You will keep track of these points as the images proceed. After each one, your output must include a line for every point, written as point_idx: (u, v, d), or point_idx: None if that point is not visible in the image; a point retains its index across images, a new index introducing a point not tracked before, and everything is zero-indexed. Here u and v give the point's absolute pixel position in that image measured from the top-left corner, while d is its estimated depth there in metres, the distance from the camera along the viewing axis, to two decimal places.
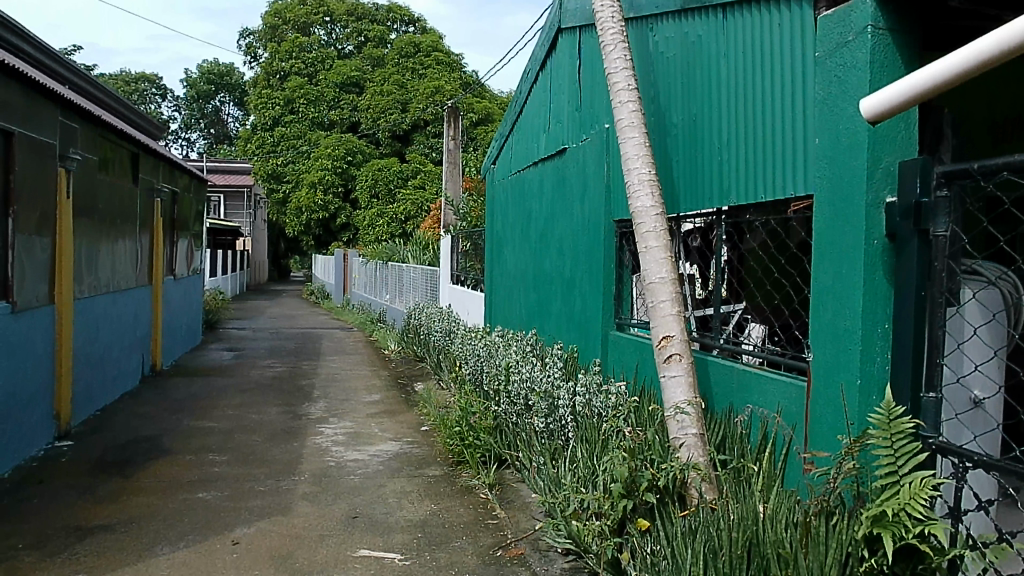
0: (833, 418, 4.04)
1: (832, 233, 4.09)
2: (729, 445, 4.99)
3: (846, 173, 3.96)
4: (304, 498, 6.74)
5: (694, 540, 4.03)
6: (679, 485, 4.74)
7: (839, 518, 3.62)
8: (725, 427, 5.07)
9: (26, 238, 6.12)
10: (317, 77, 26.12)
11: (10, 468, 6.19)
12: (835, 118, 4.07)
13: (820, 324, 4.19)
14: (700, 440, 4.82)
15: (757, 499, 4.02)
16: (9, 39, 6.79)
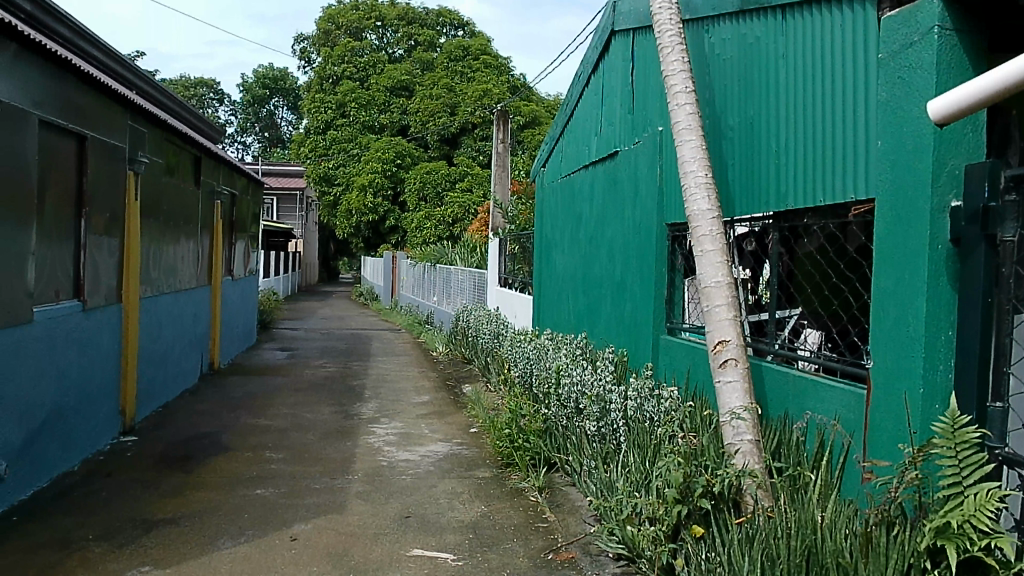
0: (894, 426, 3.94)
1: (894, 237, 3.99)
2: (785, 452, 4.89)
3: (909, 177, 3.86)
4: (358, 496, 6.81)
5: (751, 548, 3.97)
6: (734, 492, 4.62)
7: (900, 529, 3.49)
8: (781, 434, 4.97)
9: (97, 240, 6.31)
10: (369, 81, 26.43)
11: (78, 461, 6.37)
12: (898, 121, 3.98)
13: (880, 330, 4.08)
14: (757, 446, 4.74)
15: (815, 507, 3.93)
16: (82, 46, 7.00)
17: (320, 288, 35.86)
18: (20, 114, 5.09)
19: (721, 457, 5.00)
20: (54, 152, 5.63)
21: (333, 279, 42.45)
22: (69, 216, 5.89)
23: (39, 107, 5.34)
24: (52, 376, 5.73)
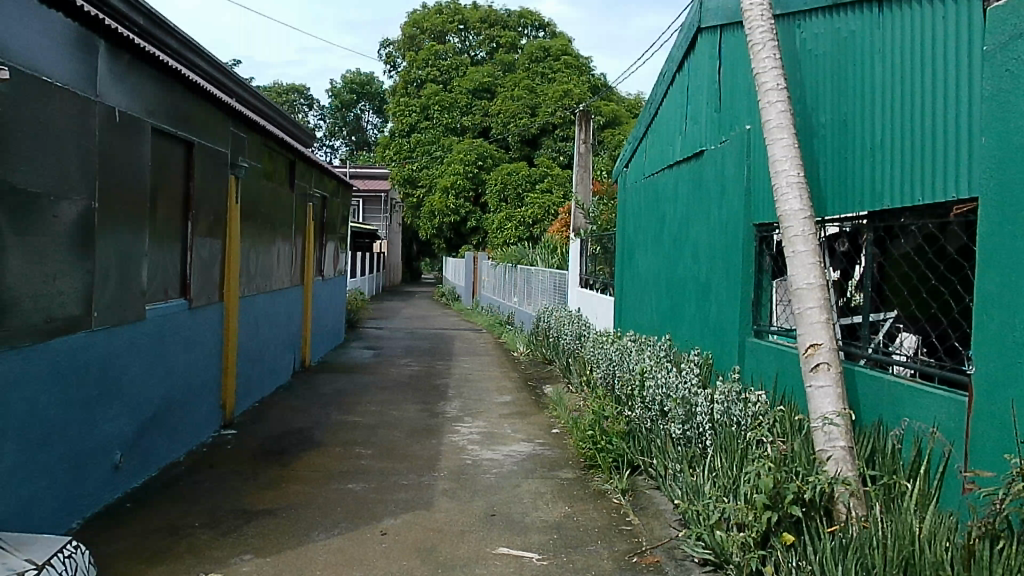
0: (998, 436, 3.75)
1: (1000, 239, 3.80)
2: (880, 460, 4.71)
3: (1018, 174, 3.68)
4: (444, 493, 6.92)
5: (845, 558, 3.87)
6: (827, 500, 4.48)
7: (1006, 544, 3.33)
8: (876, 441, 4.78)
9: (201, 242, 6.61)
10: (452, 84, 26.77)
11: (184, 453, 6.70)
12: (1005, 116, 3.80)
13: (983, 335, 3.90)
14: (850, 453, 4.59)
15: (912, 517, 3.80)
16: (188, 56, 7.36)
17: (403, 287, 36.56)
18: (135, 123, 5.39)
19: (813, 464, 4.86)
20: (164, 158, 5.93)
21: (415, 279, 43.18)
22: (178, 219, 6.20)
23: (151, 116, 5.63)
24: (162, 371, 6.05)
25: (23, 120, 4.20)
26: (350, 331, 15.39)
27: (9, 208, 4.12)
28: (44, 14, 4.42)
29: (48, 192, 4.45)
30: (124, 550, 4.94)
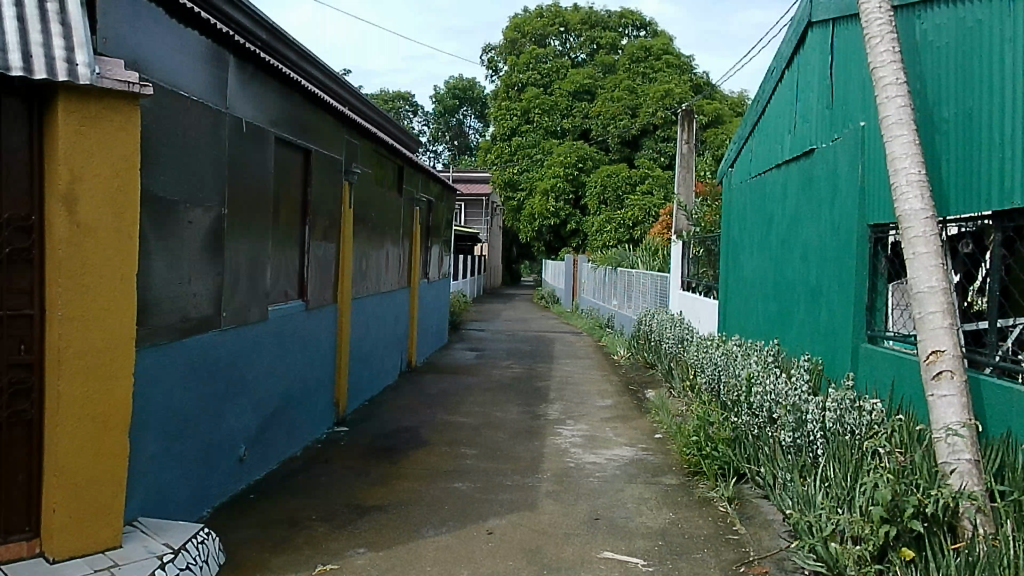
0: None
1: None
2: (1009, 475, 4.42)
3: None
4: (548, 496, 6.94)
5: None
6: (950, 514, 4.26)
7: None
8: (1006, 456, 4.47)
9: (318, 246, 6.89)
10: (552, 87, 26.82)
11: (300, 448, 6.99)
12: None
13: None
14: (977, 467, 4.33)
15: None
16: (306, 68, 7.66)
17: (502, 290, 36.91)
18: (260, 132, 5.67)
19: (935, 477, 4.60)
20: (285, 166, 6.21)
21: (514, 281, 43.51)
22: (296, 223, 6.47)
23: (274, 125, 5.91)
24: (281, 369, 6.32)
25: (165, 132, 4.50)
26: (453, 332, 15.68)
27: (152, 214, 4.43)
28: (181, 31, 4.71)
29: (185, 199, 4.75)
30: (248, 538, 5.19)
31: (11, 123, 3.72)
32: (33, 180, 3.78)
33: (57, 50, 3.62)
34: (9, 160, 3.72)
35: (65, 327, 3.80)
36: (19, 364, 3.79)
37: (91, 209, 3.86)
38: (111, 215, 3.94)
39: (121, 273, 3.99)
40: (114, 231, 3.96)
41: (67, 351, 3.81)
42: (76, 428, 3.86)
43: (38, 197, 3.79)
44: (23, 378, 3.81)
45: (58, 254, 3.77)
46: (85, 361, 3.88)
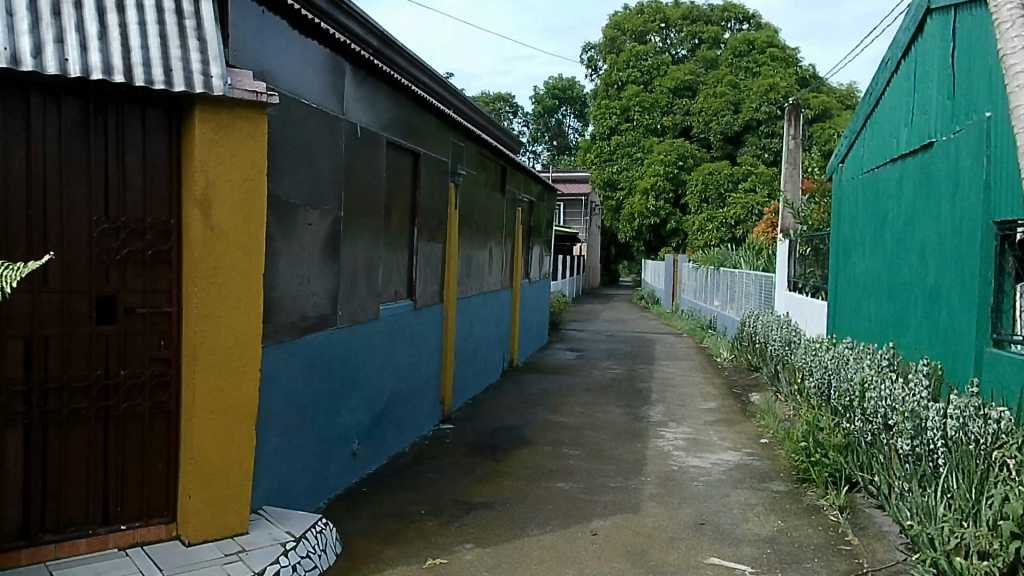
0: None
1: None
2: None
3: None
4: (652, 498, 6.87)
5: None
6: None
7: None
8: None
9: (426, 246, 7.05)
10: (653, 84, 26.34)
11: (408, 444, 7.18)
12: None
13: None
14: None
15: None
16: (415, 73, 7.85)
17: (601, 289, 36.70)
18: (372, 138, 5.86)
19: None
20: (396, 169, 6.39)
21: (613, 281, 43.16)
22: (406, 225, 6.65)
23: (386, 130, 6.09)
24: (391, 367, 6.50)
25: (288, 139, 4.71)
26: (553, 333, 15.72)
27: (275, 218, 4.64)
28: (302, 42, 4.92)
29: (305, 203, 4.96)
30: (363, 529, 5.37)
31: (153, 133, 3.97)
32: (172, 186, 4.03)
33: (195, 63, 3.84)
34: (151, 168, 3.97)
35: (200, 324, 4.02)
36: (159, 359, 4.05)
37: (223, 213, 4.07)
38: (240, 219, 4.14)
39: (249, 273, 4.19)
40: (244, 234, 4.17)
41: (202, 348, 4.04)
42: (209, 420, 4.09)
43: (177, 202, 4.03)
44: (162, 372, 4.07)
45: (194, 256, 3.99)
46: (218, 356, 4.10)
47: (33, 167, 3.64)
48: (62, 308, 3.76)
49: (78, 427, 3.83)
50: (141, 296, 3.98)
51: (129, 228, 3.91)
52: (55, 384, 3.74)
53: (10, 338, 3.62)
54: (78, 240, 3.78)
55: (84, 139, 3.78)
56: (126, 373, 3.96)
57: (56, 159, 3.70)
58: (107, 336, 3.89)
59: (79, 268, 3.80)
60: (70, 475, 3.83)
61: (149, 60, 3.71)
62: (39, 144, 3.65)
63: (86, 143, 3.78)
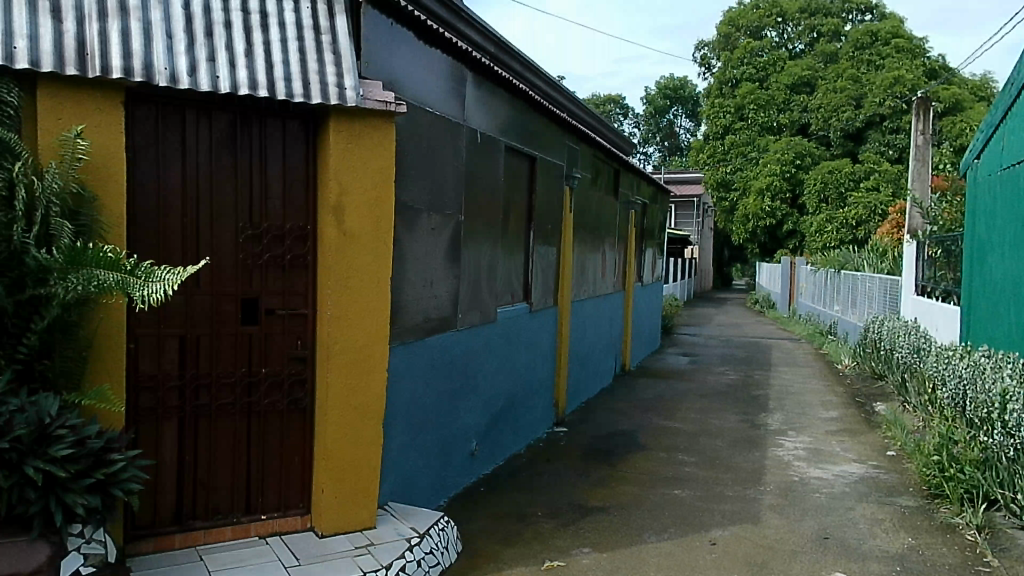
0: None
1: None
2: None
3: None
4: (771, 509, 6.64)
5: None
6: None
7: None
8: None
9: (541, 249, 7.11)
10: (769, 80, 25.49)
11: (523, 446, 7.25)
12: None
13: None
14: None
15: None
16: (530, 79, 7.88)
17: (713, 293, 35.80)
18: (492, 143, 5.97)
19: None
20: (513, 173, 6.47)
21: (726, 285, 42.03)
22: (522, 228, 6.72)
23: (505, 135, 6.19)
24: (508, 369, 6.59)
25: (413, 145, 4.86)
26: (665, 337, 15.48)
27: (402, 222, 4.79)
28: (426, 51, 5.06)
29: (429, 208, 5.10)
30: (482, 528, 5.47)
31: (292, 143, 4.18)
32: (308, 194, 4.24)
33: (329, 77, 4.00)
34: (290, 177, 4.18)
35: (334, 326, 4.20)
36: (296, 358, 4.26)
37: (355, 219, 4.23)
38: (371, 224, 4.30)
39: (379, 277, 4.34)
40: (373, 238, 4.32)
41: (335, 348, 4.22)
42: (342, 418, 4.26)
43: (313, 209, 4.23)
44: (299, 371, 4.28)
45: (329, 260, 4.18)
46: (350, 357, 4.27)
47: (188, 178, 3.91)
48: (211, 309, 4.02)
49: (225, 421, 4.08)
50: (281, 299, 4.20)
51: (270, 234, 4.13)
52: (205, 380, 4.00)
53: (167, 336, 3.91)
54: (226, 245, 4.03)
55: (231, 151, 4.02)
56: (267, 371, 4.18)
57: (207, 169, 3.96)
58: (251, 336, 4.12)
59: (226, 272, 4.05)
60: (218, 466, 4.09)
61: (290, 74, 3.90)
62: (192, 156, 3.91)
63: (233, 154, 4.02)
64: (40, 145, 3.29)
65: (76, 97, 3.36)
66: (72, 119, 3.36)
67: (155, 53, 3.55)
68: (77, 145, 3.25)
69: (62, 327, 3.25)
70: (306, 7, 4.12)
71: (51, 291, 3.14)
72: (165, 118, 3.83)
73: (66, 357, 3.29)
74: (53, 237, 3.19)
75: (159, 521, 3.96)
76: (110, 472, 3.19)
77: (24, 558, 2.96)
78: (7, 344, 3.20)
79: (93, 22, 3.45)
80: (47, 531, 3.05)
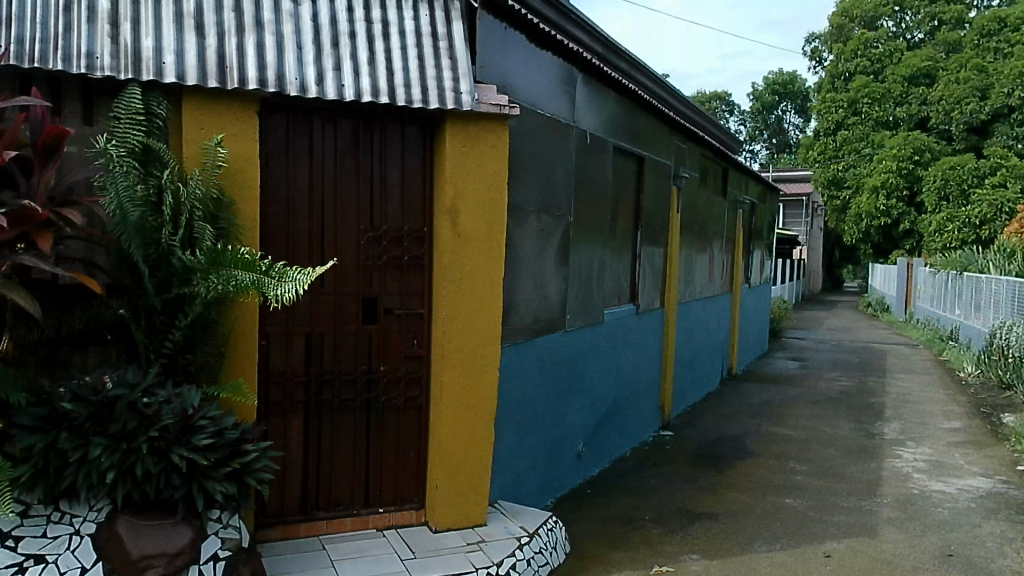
0: None
1: None
2: None
3: None
4: (889, 523, 6.32)
5: None
6: None
7: None
8: None
9: (648, 250, 7.07)
10: (884, 73, 24.44)
11: (629, 448, 7.21)
12: None
13: None
14: None
15: None
16: (640, 79, 7.77)
17: (823, 296, 34.39)
18: (601, 144, 5.98)
19: None
20: (621, 174, 6.47)
21: (836, 287, 40.28)
22: (630, 228, 6.72)
23: (613, 136, 6.19)
24: (615, 371, 6.57)
25: (526, 148, 4.93)
26: (773, 341, 15.03)
27: (513, 224, 4.85)
28: (539, 54, 5.12)
29: (540, 210, 5.15)
30: (589, 530, 5.47)
31: (410, 147, 4.30)
32: (425, 197, 4.35)
33: (447, 82, 4.10)
34: (408, 180, 4.30)
35: (448, 325, 4.29)
36: (412, 356, 4.38)
37: (470, 221, 4.31)
38: (485, 226, 4.36)
39: (491, 278, 4.41)
40: (487, 239, 4.38)
41: (449, 347, 4.31)
42: (454, 416, 4.35)
43: (429, 211, 4.34)
44: (415, 369, 4.40)
45: (444, 262, 4.27)
46: (464, 356, 4.35)
47: (314, 183, 4.09)
48: (334, 308, 4.18)
49: (346, 417, 4.24)
50: (398, 299, 4.32)
51: (390, 236, 4.27)
52: (328, 377, 4.17)
53: (294, 334, 4.10)
54: (348, 247, 4.19)
55: (354, 156, 4.17)
56: (385, 369, 4.32)
57: (332, 174, 4.12)
58: (370, 334, 4.26)
59: (349, 273, 4.20)
60: (339, 459, 4.26)
61: (409, 81, 4.01)
62: (319, 161, 4.08)
63: (356, 159, 4.17)
64: (184, 154, 3.50)
65: (215, 108, 3.55)
66: (212, 129, 3.55)
67: (286, 65, 3.72)
68: (217, 153, 3.44)
69: (203, 325, 3.44)
70: (425, 14, 4.21)
71: (194, 290, 3.31)
72: (294, 125, 4.01)
73: (206, 353, 3.49)
74: (196, 239, 3.37)
75: (286, 510, 4.16)
76: (244, 462, 3.26)
77: (169, 539, 3.07)
78: (155, 340, 3.38)
79: (232, 37, 3.63)
80: (189, 515, 3.16)
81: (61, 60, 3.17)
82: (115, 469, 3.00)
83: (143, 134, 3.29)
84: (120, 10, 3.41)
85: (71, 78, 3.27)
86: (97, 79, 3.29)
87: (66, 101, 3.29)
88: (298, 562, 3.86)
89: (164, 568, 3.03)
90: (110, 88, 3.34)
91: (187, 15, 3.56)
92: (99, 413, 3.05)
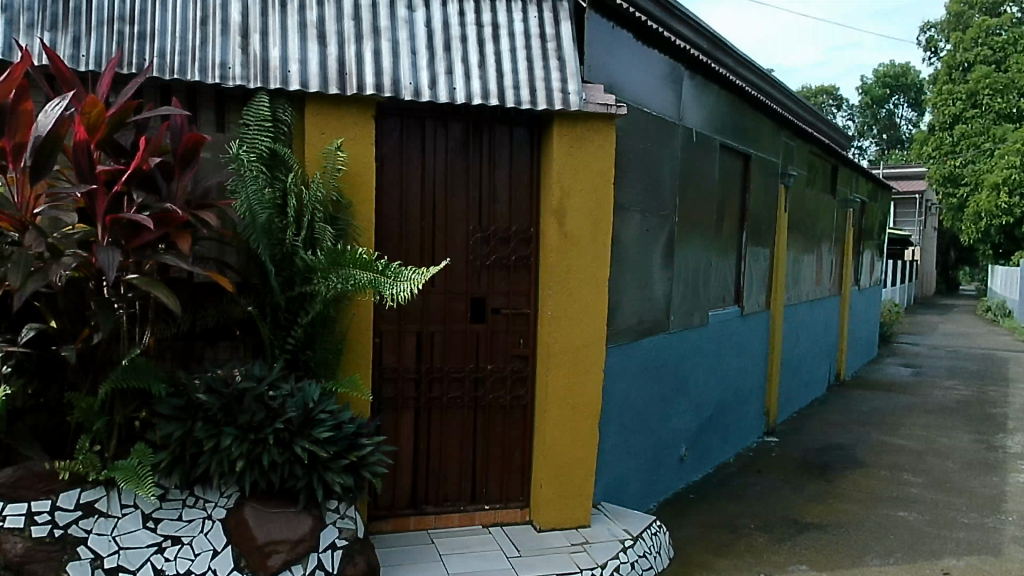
0: None
1: None
2: None
3: None
4: (1015, 541, 5.89)
5: None
6: None
7: None
8: None
9: (753, 249, 6.92)
10: (1007, 61, 23.03)
11: (732, 454, 7.06)
12: None
13: None
14: None
15: None
16: (746, 75, 7.56)
17: (936, 299, 32.59)
18: (708, 142, 5.90)
19: None
20: (727, 171, 6.37)
21: (951, 290, 38.06)
22: (735, 228, 6.62)
23: (719, 133, 6.09)
24: (719, 374, 6.45)
25: (632, 148, 4.91)
26: (884, 347, 14.37)
27: (619, 224, 4.83)
28: (645, 52, 5.09)
29: (646, 210, 5.13)
30: (693, 536, 5.38)
31: (518, 148, 4.34)
32: (532, 197, 4.38)
33: (555, 82, 4.11)
34: (516, 181, 4.34)
35: (554, 325, 4.30)
36: (519, 356, 4.42)
37: (576, 221, 4.30)
38: (591, 226, 4.34)
39: (597, 278, 4.38)
40: (593, 239, 4.36)
41: (555, 347, 4.31)
42: (559, 416, 4.36)
43: (536, 211, 4.36)
44: (521, 368, 4.43)
45: (551, 261, 4.28)
46: (570, 356, 4.35)
47: (426, 185, 4.19)
48: (444, 307, 4.27)
49: (454, 414, 4.33)
50: (505, 298, 4.37)
51: (498, 236, 4.32)
52: (438, 374, 4.27)
53: (406, 332, 4.21)
54: (458, 247, 4.27)
55: (464, 157, 4.24)
56: (492, 367, 4.38)
57: (443, 175, 4.21)
58: (478, 333, 4.33)
59: (458, 272, 4.28)
60: (447, 455, 4.35)
61: (518, 82, 4.04)
62: (431, 163, 4.18)
63: (466, 160, 4.25)
64: (306, 158, 3.65)
65: (336, 112, 3.69)
66: (332, 133, 3.69)
67: (401, 70, 3.82)
68: (337, 157, 3.57)
69: (323, 322, 3.58)
70: (534, 15, 4.24)
71: (315, 289, 3.43)
72: (408, 129, 4.12)
73: (326, 349, 3.61)
74: (317, 240, 3.50)
75: (397, 503, 4.28)
76: (360, 455, 3.33)
77: (293, 527, 3.13)
78: (278, 336, 3.52)
79: (352, 44, 3.75)
80: (310, 504, 3.22)
81: (198, 71, 3.34)
82: (244, 458, 3.10)
83: (270, 140, 3.45)
84: (249, 22, 3.58)
85: (206, 89, 3.47)
86: (231, 89, 3.48)
87: (202, 110, 3.49)
88: (408, 554, 3.95)
89: (288, 553, 3.09)
90: (241, 96, 3.53)
91: (310, 24, 3.70)
92: (230, 405, 3.19)
